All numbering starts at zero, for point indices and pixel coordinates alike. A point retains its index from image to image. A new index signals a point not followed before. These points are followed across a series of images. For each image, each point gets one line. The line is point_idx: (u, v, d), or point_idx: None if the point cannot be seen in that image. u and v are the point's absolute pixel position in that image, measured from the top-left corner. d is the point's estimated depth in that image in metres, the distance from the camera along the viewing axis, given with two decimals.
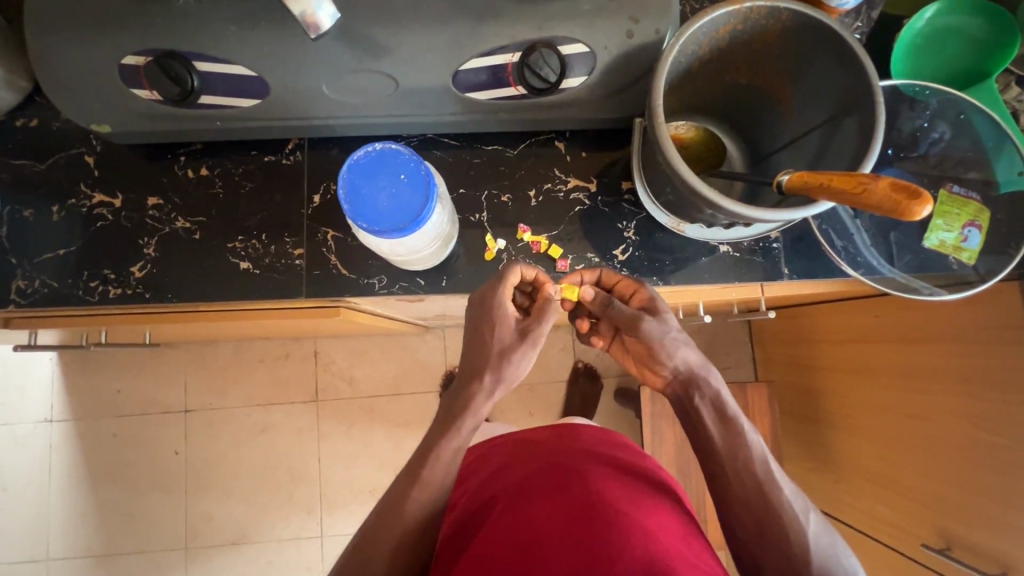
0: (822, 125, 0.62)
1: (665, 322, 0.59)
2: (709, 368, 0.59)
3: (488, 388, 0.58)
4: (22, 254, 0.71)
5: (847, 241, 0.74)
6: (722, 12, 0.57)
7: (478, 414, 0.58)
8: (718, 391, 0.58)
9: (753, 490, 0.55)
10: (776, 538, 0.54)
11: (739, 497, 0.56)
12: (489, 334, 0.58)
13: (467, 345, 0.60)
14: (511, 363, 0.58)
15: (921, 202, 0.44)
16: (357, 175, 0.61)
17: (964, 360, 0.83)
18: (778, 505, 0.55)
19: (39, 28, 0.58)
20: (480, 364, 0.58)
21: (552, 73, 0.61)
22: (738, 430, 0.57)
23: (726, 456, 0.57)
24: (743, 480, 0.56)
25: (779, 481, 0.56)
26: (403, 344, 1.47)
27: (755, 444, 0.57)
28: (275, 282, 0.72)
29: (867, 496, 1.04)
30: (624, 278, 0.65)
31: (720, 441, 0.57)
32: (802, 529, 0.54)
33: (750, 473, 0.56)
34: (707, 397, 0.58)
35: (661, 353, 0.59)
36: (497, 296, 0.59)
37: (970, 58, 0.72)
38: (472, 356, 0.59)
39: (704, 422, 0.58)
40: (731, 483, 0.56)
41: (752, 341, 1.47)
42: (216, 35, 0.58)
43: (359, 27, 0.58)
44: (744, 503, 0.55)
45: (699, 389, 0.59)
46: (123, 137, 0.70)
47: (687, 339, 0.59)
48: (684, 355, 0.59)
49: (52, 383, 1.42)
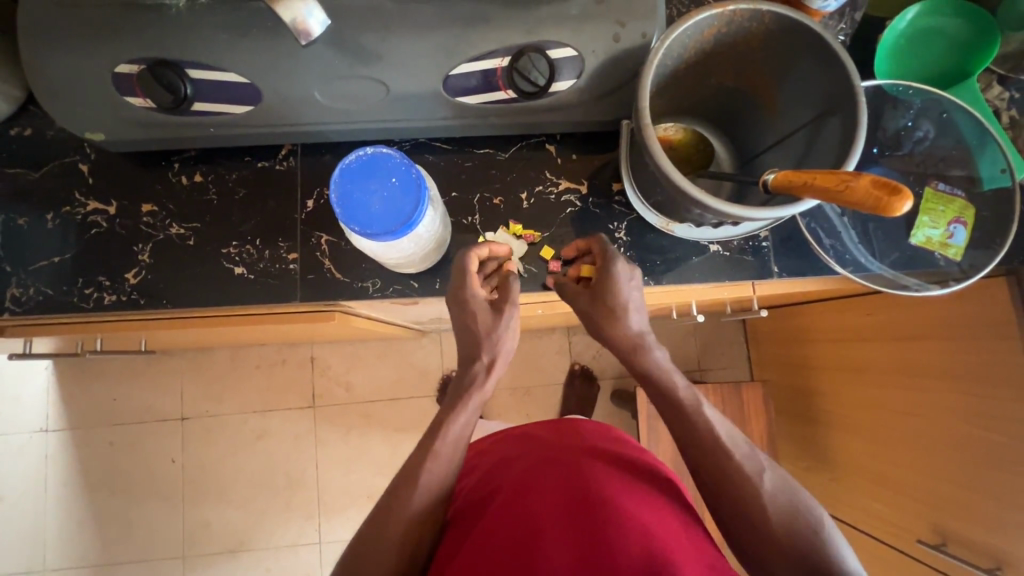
0: (808, 125, 0.63)
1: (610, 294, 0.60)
2: (652, 345, 0.60)
3: (486, 366, 0.58)
4: (17, 262, 0.72)
5: (834, 239, 0.76)
6: (706, 16, 0.58)
7: (484, 390, 0.58)
8: (662, 366, 0.60)
9: (714, 450, 0.57)
10: (747, 506, 0.55)
11: (703, 466, 0.57)
12: (472, 322, 0.59)
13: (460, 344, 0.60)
14: (499, 336, 0.59)
15: (901, 197, 0.46)
16: (349, 180, 0.61)
17: (955, 356, 0.83)
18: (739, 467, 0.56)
19: (33, 39, 0.59)
20: (474, 350, 0.58)
21: (541, 76, 0.62)
22: (687, 400, 0.59)
23: (684, 427, 0.58)
24: (701, 444, 0.57)
25: (735, 442, 0.57)
26: (399, 348, 1.47)
27: (706, 412, 0.58)
28: (270, 287, 0.72)
29: (863, 493, 1.05)
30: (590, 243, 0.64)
31: (670, 412, 0.59)
32: (763, 487, 0.55)
33: (705, 438, 0.57)
34: (651, 370, 0.60)
35: (604, 326, 0.60)
36: (465, 288, 0.60)
37: (952, 58, 0.73)
38: (463, 349, 0.60)
39: (654, 396, 0.61)
40: (692, 451, 0.58)
41: (747, 341, 1.48)
42: (209, 44, 0.59)
43: (349, 34, 0.59)
44: (714, 477, 0.57)
45: (643, 365, 0.60)
46: (116, 144, 0.71)
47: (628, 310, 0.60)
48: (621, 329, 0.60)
49: (47, 392, 1.41)
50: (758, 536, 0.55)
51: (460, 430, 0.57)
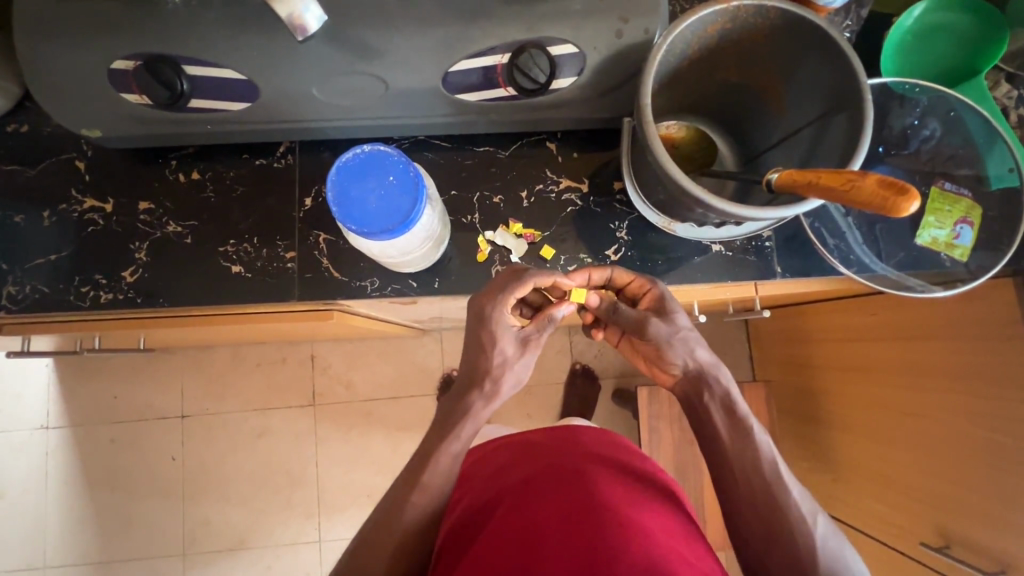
0: (813, 122, 0.62)
1: (675, 322, 0.60)
2: (720, 367, 0.60)
3: (487, 396, 0.58)
4: (14, 260, 0.71)
5: (839, 239, 0.75)
6: (709, 12, 0.57)
7: (477, 419, 0.58)
8: (728, 391, 0.59)
9: (761, 488, 0.57)
10: (778, 535, 0.55)
11: (748, 503, 0.57)
12: (488, 346, 0.56)
13: (466, 359, 0.59)
14: (511, 371, 0.58)
15: (908, 198, 0.45)
16: (346, 177, 0.61)
17: (960, 357, 0.82)
18: (786, 507, 0.56)
19: (28, 34, 0.58)
20: (479, 375, 0.57)
21: (541, 73, 0.61)
22: (748, 430, 0.58)
23: (733, 453, 0.58)
24: (753, 482, 0.57)
25: (788, 482, 0.57)
26: (400, 347, 1.46)
27: (763, 444, 0.58)
28: (268, 286, 0.72)
29: (866, 495, 1.04)
30: (635, 279, 0.63)
31: (729, 438, 0.58)
32: (810, 531, 0.55)
33: (759, 475, 0.57)
34: (717, 396, 0.59)
35: (671, 353, 0.60)
36: (497, 311, 0.57)
37: (959, 55, 0.72)
38: (467, 367, 0.58)
39: (714, 421, 0.59)
40: (739, 486, 0.57)
41: (749, 341, 1.47)
42: (206, 39, 0.58)
43: (348, 29, 0.58)
44: (748, 503, 0.57)
45: (708, 389, 0.60)
46: (113, 141, 0.70)
47: (696, 337, 0.60)
48: (694, 354, 0.60)
49: (47, 389, 1.41)
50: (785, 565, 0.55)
51: (459, 431, 0.57)
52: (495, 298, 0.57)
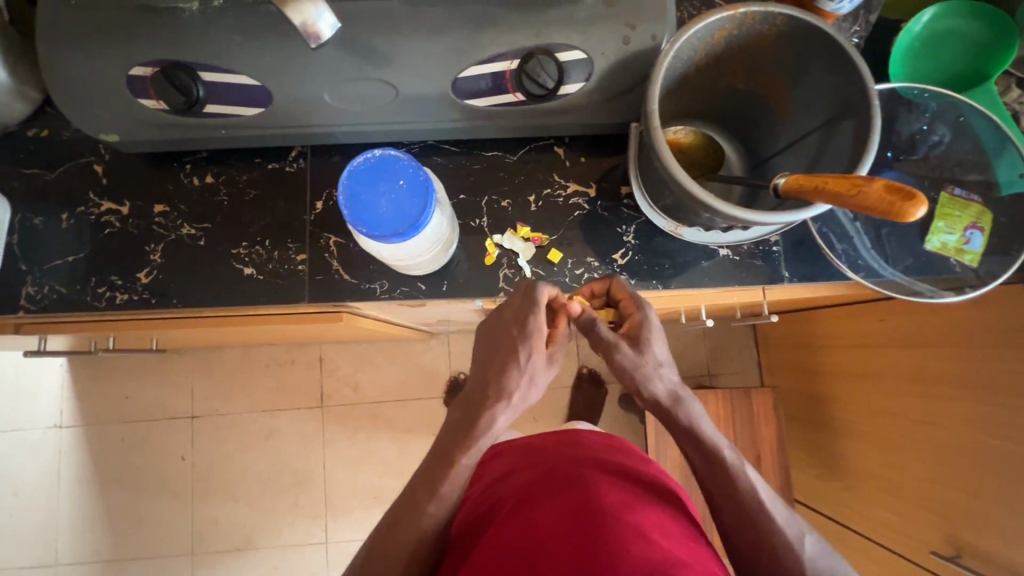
0: (820, 127, 0.62)
1: (644, 355, 0.56)
2: (688, 402, 0.57)
3: (509, 410, 0.56)
4: (33, 260, 0.73)
5: (847, 244, 0.74)
6: (716, 18, 0.57)
7: (497, 431, 0.56)
8: (701, 433, 0.58)
9: (744, 517, 0.58)
10: (765, 554, 0.57)
11: (734, 526, 0.58)
12: (522, 357, 0.55)
13: (487, 368, 0.56)
14: (536, 386, 0.57)
15: (915, 203, 0.45)
16: (357, 181, 0.62)
17: (971, 364, 0.82)
18: (771, 533, 0.57)
19: (50, 41, 0.60)
20: (505, 387, 0.55)
21: (549, 79, 0.62)
22: (722, 465, 0.58)
23: (714, 483, 0.59)
24: (737, 511, 0.58)
25: (774, 510, 0.58)
26: (407, 349, 1.47)
27: (746, 476, 0.58)
28: (279, 288, 0.73)
29: (876, 503, 1.03)
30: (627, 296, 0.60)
31: (705, 472, 0.59)
32: (798, 554, 0.56)
33: (741, 506, 0.58)
34: (688, 436, 0.58)
35: (636, 385, 0.57)
36: (533, 321, 0.55)
37: (968, 60, 0.72)
38: (485, 375, 0.56)
39: (688, 455, 0.60)
40: (725, 513, 0.59)
41: (758, 346, 1.46)
42: (221, 46, 0.60)
43: (359, 37, 0.60)
44: (737, 526, 0.58)
45: (679, 426, 0.58)
46: (131, 145, 0.72)
47: (665, 370, 0.56)
48: (660, 389, 0.57)
49: (62, 388, 1.44)
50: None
51: (481, 443, 0.56)
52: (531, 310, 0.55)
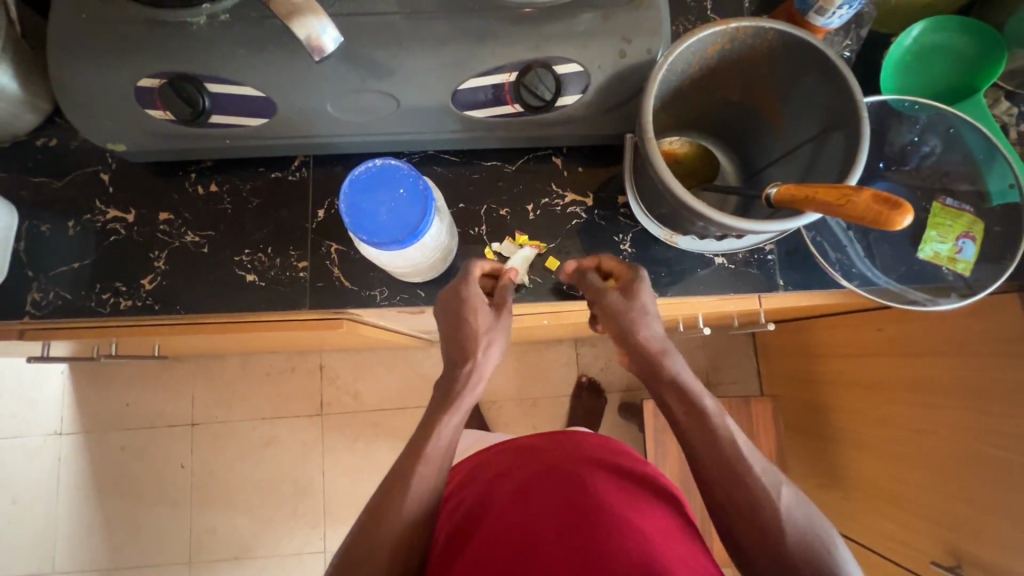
0: (812, 139, 0.63)
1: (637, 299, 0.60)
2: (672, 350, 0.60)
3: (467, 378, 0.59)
4: (39, 267, 0.74)
5: (840, 253, 0.75)
6: (709, 33, 0.59)
7: (461, 408, 0.59)
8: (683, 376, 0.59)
9: (727, 473, 0.56)
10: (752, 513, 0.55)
11: (717, 482, 0.56)
12: (467, 326, 0.59)
13: (450, 348, 0.60)
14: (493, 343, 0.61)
15: (901, 212, 0.46)
16: (357, 190, 0.63)
17: (968, 372, 0.82)
18: (756, 488, 0.55)
19: (61, 54, 0.62)
20: (458, 355, 0.59)
21: (547, 91, 0.64)
22: (701, 410, 0.58)
23: (690, 428, 0.58)
24: (719, 463, 0.56)
25: (755, 462, 0.56)
26: (407, 357, 1.48)
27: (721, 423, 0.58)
28: (280, 294, 0.74)
29: (876, 512, 1.03)
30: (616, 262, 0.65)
31: (685, 421, 0.58)
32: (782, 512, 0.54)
33: (722, 455, 0.56)
34: (670, 381, 0.59)
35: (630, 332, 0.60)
36: (468, 286, 0.61)
37: (958, 73, 0.73)
38: (452, 347, 0.60)
39: (670, 404, 0.59)
40: (707, 466, 0.57)
41: (757, 355, 1.47)
42: (228, 59, 0.61)
43: (363, 50, 0.61)
44: (717, 479, 0.56)
45: (663, 374, 0.59)
46: (137, 154, 0.73)
47: (651, 314, 0.60)
48: (646, 333, 0.60)
49: (62, 396, 1.44)
50: (775, 570, 0.53)
51: None
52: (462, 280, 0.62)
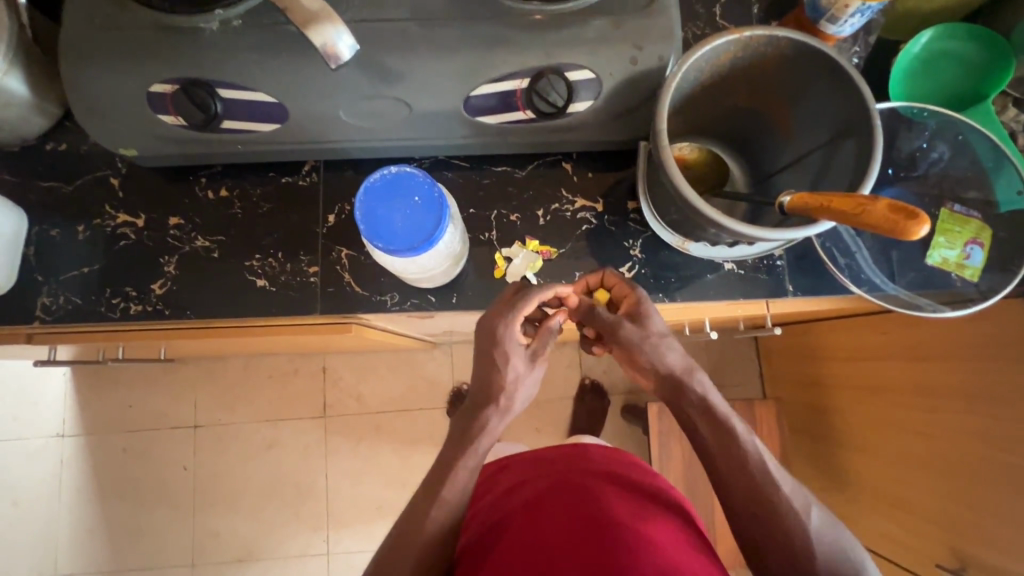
0: (823, 146, 0.63)
1: (648, 326, 0.60)
2: (696, 372, 0.60)
3: (500, 411, 0.59)
4: (48, 272, 0.74)
5: (849, 258, 0.76)
6: (722, 41, 0.59)
7: (492, 435, 0.59)
8: (708, 396, 0.59)
9: (754, 493, 0.57)
10: (776, 529, 0.56)
11: (743, 500, 0.57)
12: (501, 366, 0.58)
13: (478, 374, 0.60)
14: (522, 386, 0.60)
15: (918, 221, 0.46)
16: (373, 198, 0.63)
17: (974, 377, 0.82)
18: (780, 504, 0.56)
19: (73, 59, 0.62)
20: (492, 390, 0.58)
21: (559, 98, 0.64)
22: (729, 431, 0.58)
23: (717, 451, 0.58)
24: (745, 481, 0.57)
25: (780, 480, 0.57)
26: (411, 360, 1.48)
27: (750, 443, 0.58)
28: (291, 299, 0.74)
29: (880, 516, 1.03)
30: (619, 282, 0.65)
31: (711, 441, 0.59)
32: (807, 527, 0.56)
33: (750, 475, 0.57)
34: (695, 401, 0.60)
35: (643, 357, 0.60)
36: (505, 328, 0.58)
37: (967, 80, 0.74)
38: (481, 380, 0.59)
39: (695, 424, 0.60)
40: (732, 484, 0.58)
41: (760, 358, 1.47)
42: (241, 65, 0.61)
43: (375, 56, 0.61)
44: (744, 500, 0.57)
45: (686, 395, 0.60)
46: (148, 159, 0.73)
47: (669, 341, 0.60)
48: (666, 358, 0.59)
49: (64, 398, 1.44)
50: None
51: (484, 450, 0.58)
52: (502, 316, 0.58)
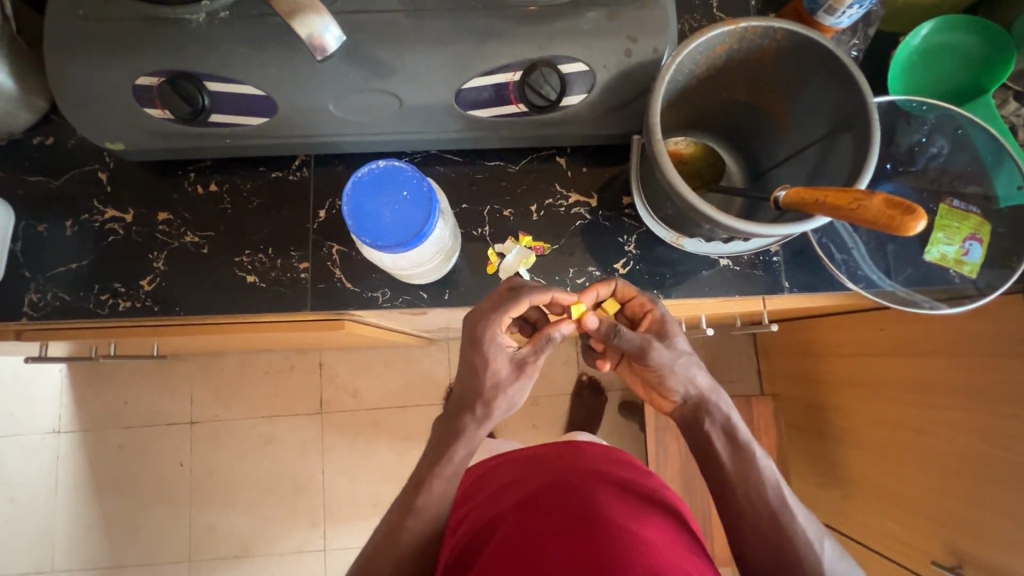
0: (819, 141, 0.62)
1: (675, 347, 0.60)
2: (719, 392, 0.61)
3: (479, 419, 0.57)
4: (36, 268, 0.73)
5: (846, 255, 0.75)
6: (717, 32, 0.58)
7: (473, 439, 0.58)
8: (728, 415, 0.60)
9: (767, 516, 0.57)
10: (786, 554, 0.56)
11: (753, 525, 0.57)
12: (481, 368, 0.57)
13: (461, 373, 0.59)
14: (506, 395, 0.58)
15: (915, 217, 0.45)
16: (361, 192, 0.62)
17: (972, 374, 0.82)
18: (791, 529, 0.57)
19: (57, 51, 0.61)
20: (471, 395, 0.58)
21: (552, 91, 0.63)
22: (749, 455, 0.59)
23: (734, 475, 0.58)
24: (758, 507, 0.57)
25: (793, 507, 0.58)
26: (407, 356, 1.47)
27: (767, 469, 0.59)
28: (281, 295, 0.73)
29: (878, 513, 1.03)
30: (639, 295, 0.64)
31: (730, 463, 0.59)
32: (817, 555, 0.56)
33: (765, 501, 0.57)
34: (718, 422, 0.60)
35: (672, 379, 0.60)
36: (489, 329, 0.57)
37: (966, 73, 0.73)
38: (464, 380, 0.59)
39: (715, 447, 0.60)
40: (745, 510, 0.58)
41: (758, 354, 1.47)
42: (228, 57, 0.60)
43: (364, 48, 0.60)
44: (757, 525, 0.57)
45: (709, 415, 0.60)
46: (136, 153, 0.72)
47: (696, 362, 0.60)
48: (694, 379, 0.60)
49: (60, 394, 1.43)
50: None
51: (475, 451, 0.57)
52: (490, 313, 0.57)
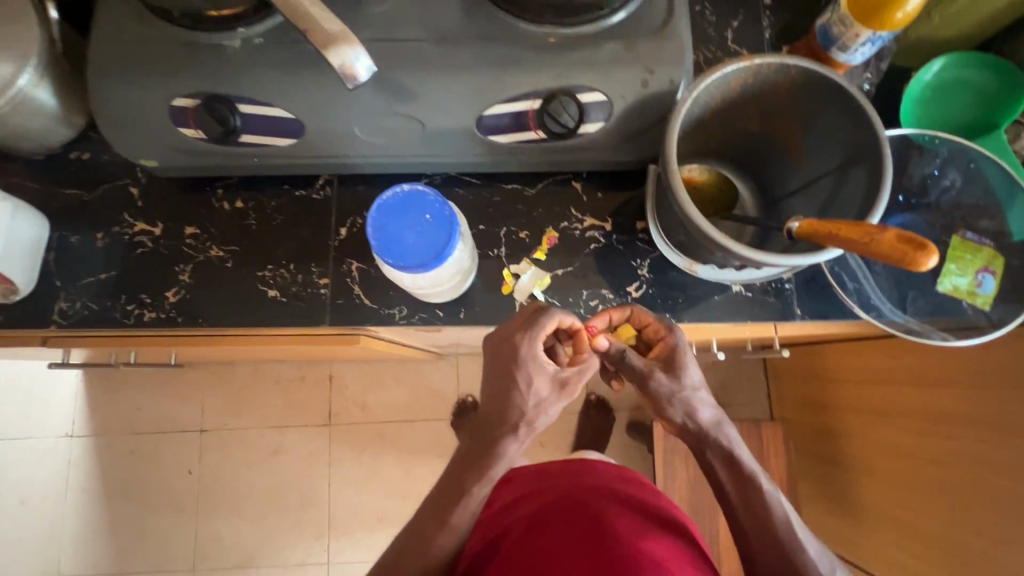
0: (833, 172, 0.64)
1: (681, 379, 0.60)
2: (723, 425, 0.61)
3: (521, 437, 0.58)
4: (67, 277, 0.76)
5: (858, 284, 0.75)
6: (733, 67, 0.60)
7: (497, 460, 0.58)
8: (730, 447, 0.60)
9: (775, 548, 0.57)
10: None
11: (761, 556, 0.58)
12: (524, 384, 0.57)
13: (492, 389, 0.58)
14: (546, 413, 0.58)
15: (926, 253, 0.46)
16: (385, 215, 0.64)
17: (985, 406, 0.81)
18: (801, 562, 0.56)
19: (100, 73, 0.64)
20: (512, 415, 0.57)
21: (570, 119, 0.65)
22: (755, 488, 0.59)
23: (740, 505, 0.59)
24: (768, 541, 0.57)
25: (803, 540, 0.57)
26: (416, 369, 1.48)
27: (776, 502, 0.58)
28: (301, 310, 0.75)
29: (888, 544, 1.01)
30: (653, 321, 0.65)
31: (734, 489, 0.59)
32: None
33: (774, 534, 0.57)
34: (718, 451, 0.60)
35: (670, 411, 0.61)
36: (529, 344, 0.57)
37: (978, 108, 0.74)
38: (494, 401, 0.58)
39: (717, 473, 0.60)
40: (752, 541, 0.58)
41: (769, 378, 1.46)
42: (259, 81, 0.63)
43: (390, 76, 0.63)
44: (765, 557, 0.57)
45: (710, 446, 0.61)
46: (167, 170, 0.75)
47: (701, 397, 0.60)
48: (695, 414, 0.60)
49: (75, 399, 1.46)
50: None
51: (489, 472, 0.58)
52: (527, 331, 0.58)
